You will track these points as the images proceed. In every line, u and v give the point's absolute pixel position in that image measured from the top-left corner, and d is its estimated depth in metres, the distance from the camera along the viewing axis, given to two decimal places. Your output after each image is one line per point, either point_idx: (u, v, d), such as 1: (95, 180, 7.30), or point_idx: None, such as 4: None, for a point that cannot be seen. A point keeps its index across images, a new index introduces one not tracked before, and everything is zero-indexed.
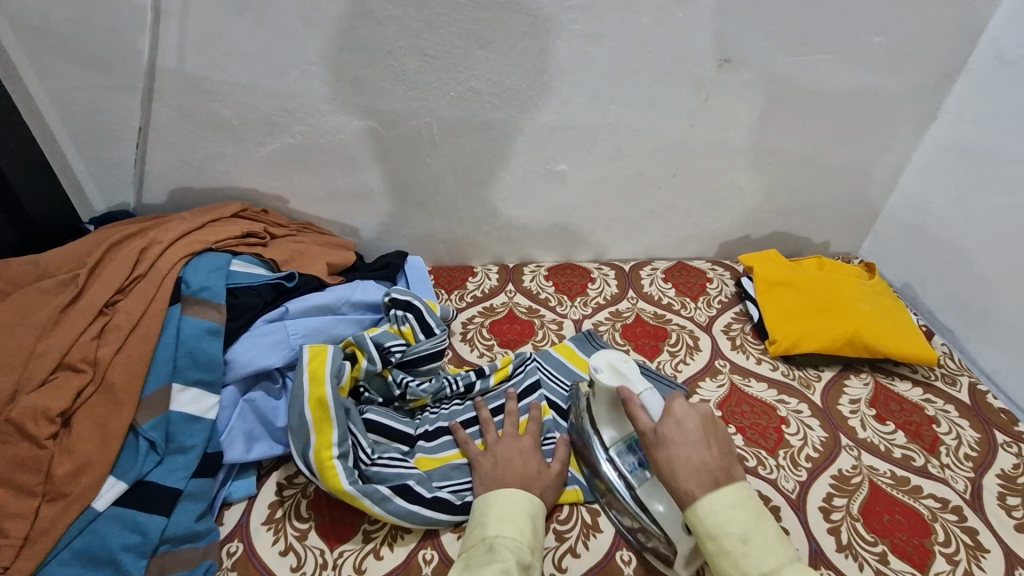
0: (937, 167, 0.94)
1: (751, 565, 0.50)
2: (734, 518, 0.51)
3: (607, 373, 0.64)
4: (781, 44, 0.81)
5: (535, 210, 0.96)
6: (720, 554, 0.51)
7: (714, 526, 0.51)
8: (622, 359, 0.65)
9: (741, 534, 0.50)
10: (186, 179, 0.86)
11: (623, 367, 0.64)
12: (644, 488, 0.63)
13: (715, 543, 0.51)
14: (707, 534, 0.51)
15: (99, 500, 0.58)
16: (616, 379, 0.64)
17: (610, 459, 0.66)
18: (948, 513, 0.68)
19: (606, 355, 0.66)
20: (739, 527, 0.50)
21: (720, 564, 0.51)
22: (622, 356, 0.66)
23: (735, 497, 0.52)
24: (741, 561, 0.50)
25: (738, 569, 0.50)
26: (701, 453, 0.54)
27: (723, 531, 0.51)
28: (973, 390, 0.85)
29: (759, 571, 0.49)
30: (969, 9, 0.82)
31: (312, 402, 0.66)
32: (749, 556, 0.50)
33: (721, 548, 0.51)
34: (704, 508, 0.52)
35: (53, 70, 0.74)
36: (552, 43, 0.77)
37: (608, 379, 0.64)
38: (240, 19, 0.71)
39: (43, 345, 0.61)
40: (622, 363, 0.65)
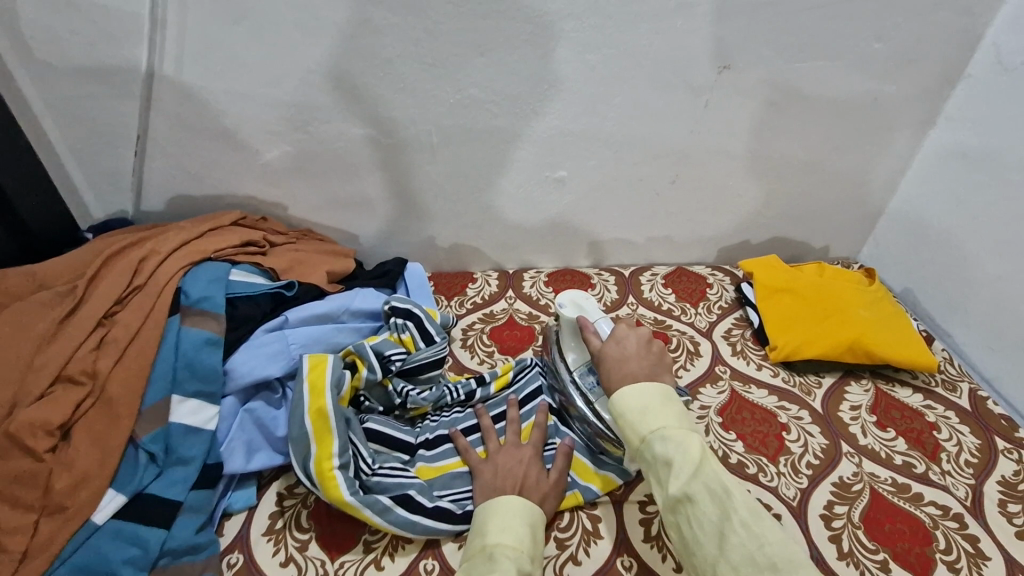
0: (937, 173, 0.94)
1: (642, 423, 0.58)
2: (633, 391, 0.60)
3: (569, 308, 0.75)
4: (780, 51, 0.81)
5: (535, 217, 0.96)
6: (620, 418, 0.60)
7: (617, 397, 0.61)
8: (584, 297, 0.77)
9: (637, 401, 0.59)
10: (185, 188, 0.86)
11: (584, 303, 0.76)
12: (600, 401, 0.71)
13: (619, 410, 0.60)
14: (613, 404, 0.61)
15: (98, 514, 0.58)
16: (577, 311, 0.75)
17: (573, 379, 0.74)
18: (949, 520, 0.68)
19: (570, 294, 0.77)
20: (636, 396, 0.60)
21: (622, 427, 0.60)
22: (584, 295, 0.77)
23: (648, 386, 0.61)
24: (635, 420, 0.58)
25: (632, 429, 0.59)
26: (634, 361, 0.65)
27: (623, 401, 0.60)
28: (973, 396, 0.85)
29: (647, 428, 0.57)
30: (969, 16, 0.82)
31: (313, 412, 0.66)
32: (640, 416, 0.58)
33: (621, 413, 0.60)
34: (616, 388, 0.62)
35: (52, 79, 0.73)
36: (552, 51, 0.77)
37: (571, 312, 0.75)
38: (239, 27, 0.71)
39: (41, 357, 0.61)
40: (583, 300, 0.76)
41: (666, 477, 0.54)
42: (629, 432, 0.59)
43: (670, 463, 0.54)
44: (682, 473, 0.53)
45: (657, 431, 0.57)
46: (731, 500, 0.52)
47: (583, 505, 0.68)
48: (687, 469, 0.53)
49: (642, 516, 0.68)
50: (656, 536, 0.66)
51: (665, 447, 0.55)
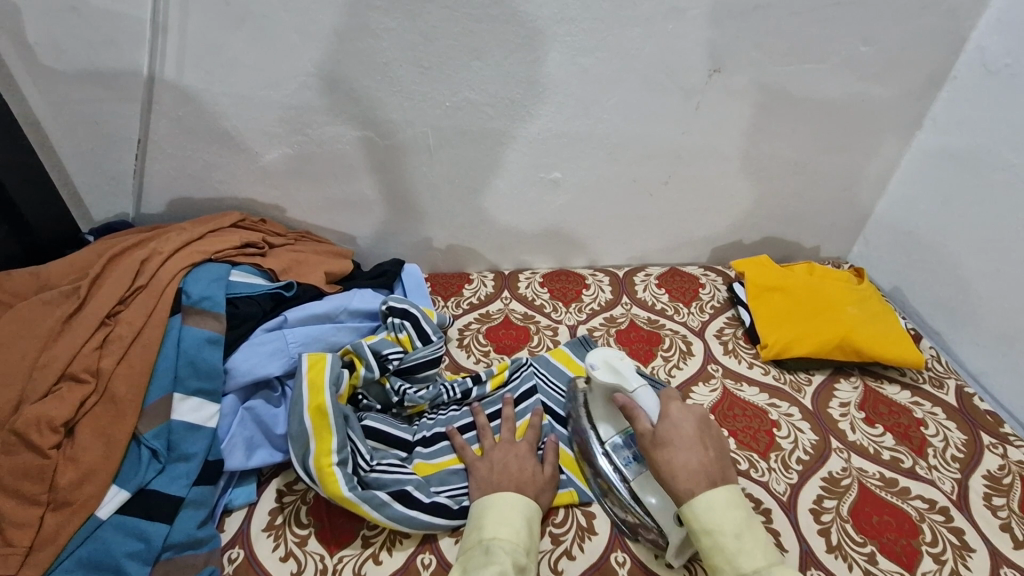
0: (924, 173, 0.96)
1: (744, 562, 0.54)
2: (728, 516, 0.56)
3: (603, 371, 0.69)
4: (769, 54, 0.83)
5: (530, 218, 0.98)
6: (715, 549, 0.55)
7: (710, 523, 0.56)
8: (619, 358, 0.70)
9: (734, 532, 0.55)
10: (186, 190, 0.87)
11: (620, 365, 0.69)
12: (637, 480, 0.66)
13: (711, 540, 0.55)
14: (703, 530, 0.56)
15: (102, 509, 0.59)
16: (611, 376, 0.68)
17: (606, 453, 0.70)
18: (935, 513, 0.70)
19: (602, 354, 0.71)
20: (733, 526, 0.55)
21: (716, 560, 0.55)
22: (618, 355, 0.70)
23: (727, 495, 0.57)
24: (735, 557, 0.54)
25: (731, 565, 0.54)
26: (699, 454, 0.60)
27: (719, 529, 0.55)
28: (960, 392, 0.87)
29: (751, 568, 0.54)
30: (954, 20, 0.83)
31: (311, 409, 0.67)
32: (742, 552, 0.54)
33: (716, 544, 0.55)
34: (699, 501, 0.57)
35: (54, 83, 0.75)
36: (546, 55, 0.78)
37: (604, 377, 0.68)
38: (239, 32, 0.72)
39: (46, 356, 0.62)
40: (618, 361, 0.69)
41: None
42: (728, 569, 0.54)
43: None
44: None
45: (764, 573, 0.53)
46: None
47: (578, 503, 0.70)
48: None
49: None
50: None
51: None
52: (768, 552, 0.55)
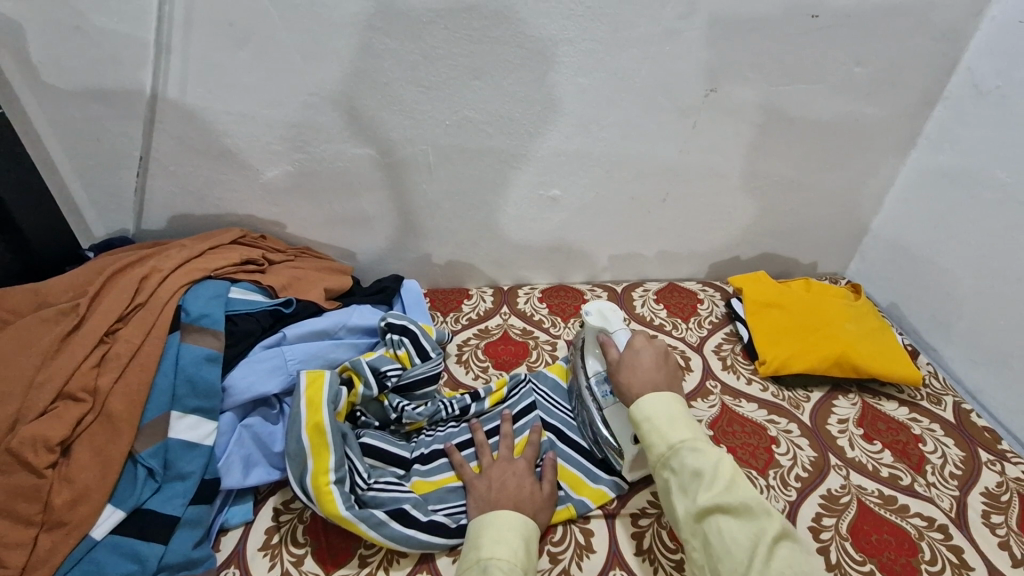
0: (918, 191, 0.97)
1: (673, 435, 0.59)
2: (665, 404, 0.62)
3: (594, 316, 0.76)
4: (765, 75, 0.84)
5: (530, 234, 0.99)
6: (650, 428, 0.61)
7: (647, 406, 0.62)
8: (611, 307, 0.77)
9: (668, 414, 0.61)
10: (186, 207, 0.88)
11: (610, 313, 0.76)
12: (608, 410, 0.73)
13: (647, 420, 0.62)
14: (642, 414, 0.62)
15: (97, 529, 0.59)
16: (600, 322, 0.76)
17: (588, 386, 0.76)
18: (934, 531, 0.70)
19: (598, 303, 0.78)
20: (669, 410, 0.62)
21: (650, 438, 0.61)
22: (611, 305, 0.77)
23: (668, 394, 0.63)
24: (666, 431, 0.60)
25: (662, 439, 0.60)
26: (652, 372, 0.67)
27: (655, 412, 0.62)
28: (957, 409, 0.87)
29: (678, 439, 0.59)
30: (945, 41, 0.85)
31: (310, 427, 0.67)
32: (671, 428, 0.60)
33: (651, 424, 0.61)
34: (643, 396, 0.64)
35: (58, 102, 0.75)
36: (547, 75, 0.79)
37: (594, 321, 0.76)
38: (242, 53, 0.73)
39: (44, 374, 0.62)
40: (610, 310, 0.77)
41: (695, 488, 0.55)
42: (659, 443, 0.60)
43: (700, 473, 0.56)
44: (715, 484, 0.55)
45: (688, 443, 0.58)
46: (762, 515, 0.53)
47: (576, 518, 0.69)
48: (720, 481, 0.55)
49: (635, 529, 0.69)
50: (648, 548, 0.67)
51: (696, 458, 0.57)
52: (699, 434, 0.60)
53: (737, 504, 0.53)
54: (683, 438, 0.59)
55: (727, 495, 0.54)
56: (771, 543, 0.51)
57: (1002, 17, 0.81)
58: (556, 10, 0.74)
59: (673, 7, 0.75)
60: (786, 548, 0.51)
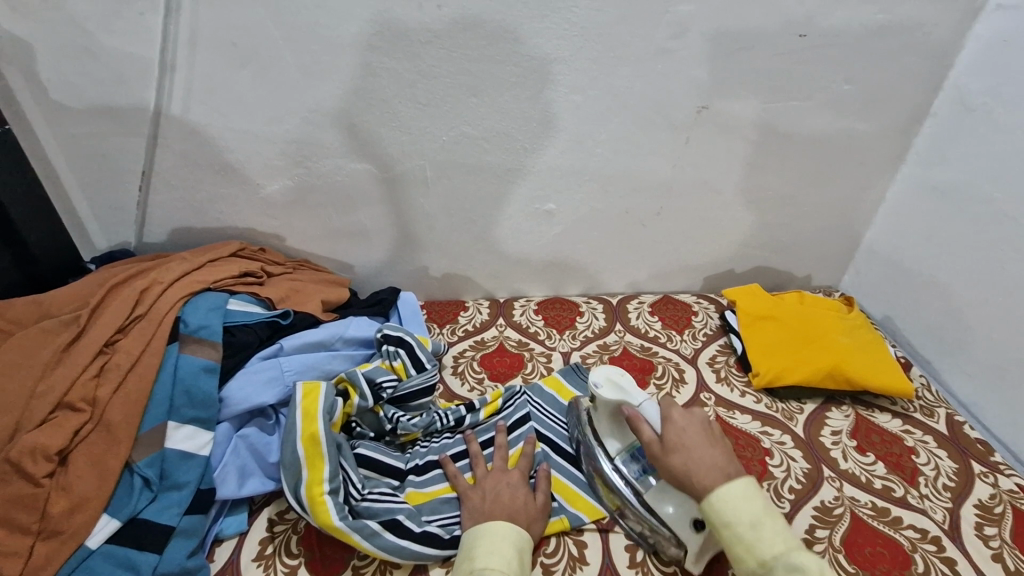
0: (909, 205, 0.99)
1: (763, 549, 0.54)
2: (745, 506, 0.56)
3: (606, 388, 0.69)
4: (756, 92, 0.86)
5: (526, 248, 1.00)
6: (734, 539, 0.56)
7: (726, 514, 0.56)
8: (619, 373, 0.71)
9: (751, 520, 0.55)
10: (187, 221, 0.89)
11: (619, 379, 0.70)
12: (650, 493, 0.67)
13: (729, 531, 0.56)
14: (721, 521, 0.57)
15: (93, 538, 0.59)
16: (614, 393, 0.69)
17: (616, 469, 0.70)
18: (927, 544, 0.70)
19: (604, 371, 0.71)
20: (751, 514, 0.56)
21: (736, 551, 0.55)
22: (618, 370, 0.71)
23: (742, 486, 0.57)
24: (754, 545, 0.54)
25: (751, 554, 0.54)
26: (710, 452, 0.61)
27: (736, 519, 0.56)
28: (950, 421, 0.87)
29: (770, 555, 0.54)
30: (932, 59, 0.87)
31: (305, 437, 0.68)
32: (759, 540, 0.55)
33: (736, 535, 0.55)
34: (715, 495, 0.58)
35: (64, 119, 0.77)
36: (542, 92, 0.81)
37: (609, 394, 0.69)
38: (245, 71, 0.75)
39: (44, 385, 0.63)
40: (619, 377, 0.70)
41: None
42: (749, 559, 0.54)
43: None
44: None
45: (783, 558, 0.53)
46: None
47: (569, 530, 0.70)
48: None
49: (627, 541, 0.69)
50: (641, 560, 0.67)
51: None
52: (789, 538, 0.55)
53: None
54: (776, 553, 0.54)
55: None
56: None
57: (987, 36, 0.83)
58: (551, 30, 0.76)
59: (665, 27, 0.78)
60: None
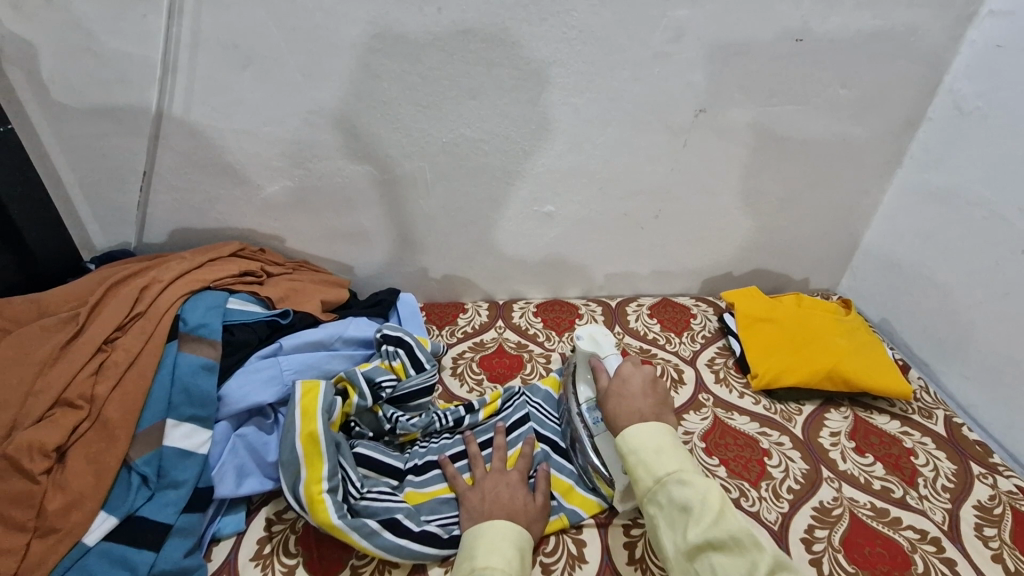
0: (905, 209, 0.99)
1: (658, 468, 0.60)
2: (651, 435, 0.63)
3: (586, 341, 0.79)
4: (753, 95, 0.87)
5: (525, 250, 1.00)
6: (637, 463, 0.61)
7: (634, 440, 0.63)
8: (603, 333, 0.79)
9: (654, 446, 0.62)
10: (187, 221, 0.89)
11: (601, 339, 0.78)
12: (600, 437, 0.72)
13: (634, 455, 0.62)
14: (628, 450, 0.63)
15: (89, 536, 0.59)
16: (591, 346, 0.78)
17: (580, 412, 0.76)
18: (927, 544, 0.70)
19: (590, 327, 0.80)
20: (654, 441, 0.62)
21: (637, 472, 0.61)
22: (602, 330, 0.80)
23: (652, 423, 0.64)
24: (652, 465, 0.60)
25: (648, 473, 0.60)
26: (639, 401, 0.67)
27: (641, 445, 0.62)
28: (948, 422, 0.87)
29: (665, 473, 0.59)
30: (926, 64, 0.88)
31: (304, 436, 0.67)
32: (658, 461, 0.60)
33: (639, 458, 0.61)
34: (627, 429, 0.64)
35: (66, 119, 0.78)
36: (541, 95, 0.82)
37: (586, 346, 0.78)
38: (246, 73, 0.76)
39: (42, 381, 0.63)
40: (601, 335, 0.79)
41: (684, 523, 0.55)
42: (645, 477, 0.60)
43: (689, 508, 0.56)
44: (704, 519, 0.54)
45: (675, 476, 0.58)
46: (752, 546, 0.52)
47: (568, 529, 0.69)
48: (708, 515, 0.54)
49: (626, 539, 0.69)
50: (639, 558, 0.67)
51: (683, 491, 0.57)
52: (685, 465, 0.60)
53: (727, 539, 0.53)
54: (671, 471, 0.59)
55: (715, 529, 0.53)
56: None
57: (981, 42, 0.84)
58: (550, 33, 0.77)
59: (662, 31, 0.79)
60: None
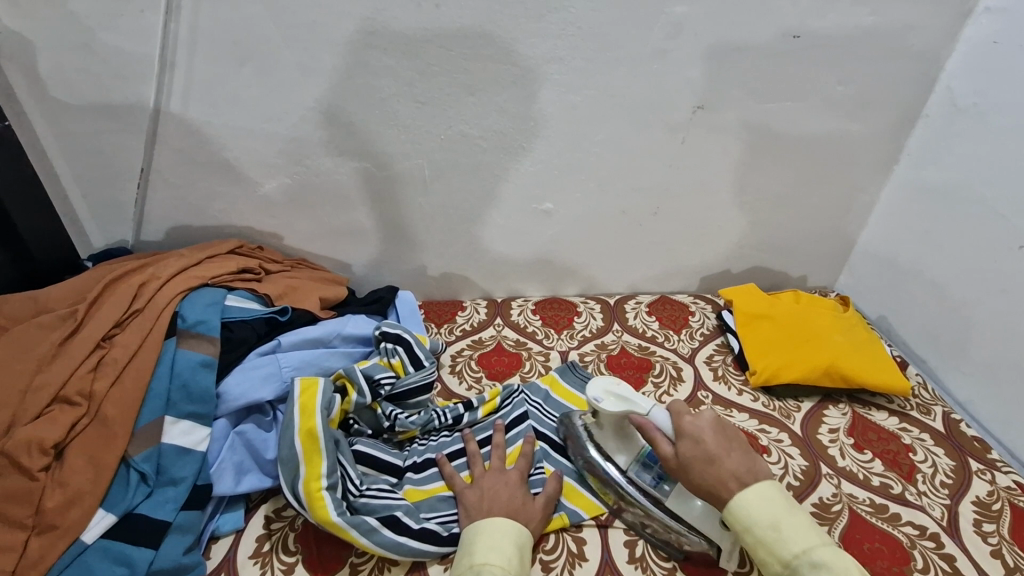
0: (902, 207, 1.00)
1: (785, 549, 0.56)
2: (764, 509, 0.58)
3: (609, 401, 0.69)
4: (750, 92, 0.87)
5: (523, 248, 1.00)
6: (758, 544, 0.57)
7: (749, 520, 0.58)
8: (616, 383, 0.71)
9: (771, 523, 0.57)
10: (184, 219, 0.89)
11: (622, 392, 0.70)
12: (671, 498, 0.67)
13: (752, 535, 0.57)
14: (744, 529, 0.58)
15: (88, 533, 0.59)
16: (621, 405, 0.68)
17: (631, 481, 0.69)
18: (926, 540, 0.70)
19: (601, 384, 0.71)
20: (770, 516, 0.57)
21: (760, 554, 0.57)
22: (614, 381, 0.71)
23: (759, 491, 0.59)
24: (776, 547, 0.56)
25: (775, 556, 0.56)
26: (726, 459, 0.61)
27: (756, 523, 0.57)
28: (947, 419, 0.87)
29: (793, 554, 0.55)
30: (923, 61, 0.88)
31: (302, 432, 0.67)
32: (782, 541, 0.56)
33: (757, 538, 0.57)
34: (734, 503, 0.59)
35: (63, 116, 0.77)
36: (538, 91, 0.82)
37: (614, 408, 0.68)
38: (243, 70, 0.76)
39: (41, 379, 0.63)
40: (619, 388, 0.70)
41: None
42: (772, 560, 0.56)
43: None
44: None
45: (806, 556, 0.55)
46: None
47: (568, 527, 0.69)
48: None
49: (626, 537, 0.69)
50: (639, 557, 0.67)
51: None
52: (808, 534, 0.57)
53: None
54: (798, 550, 0.55)
55: None
56: None
57: (977, 38, 0.85)
58: (547, 30, 0.77)
59: (659, 27, 0.79)
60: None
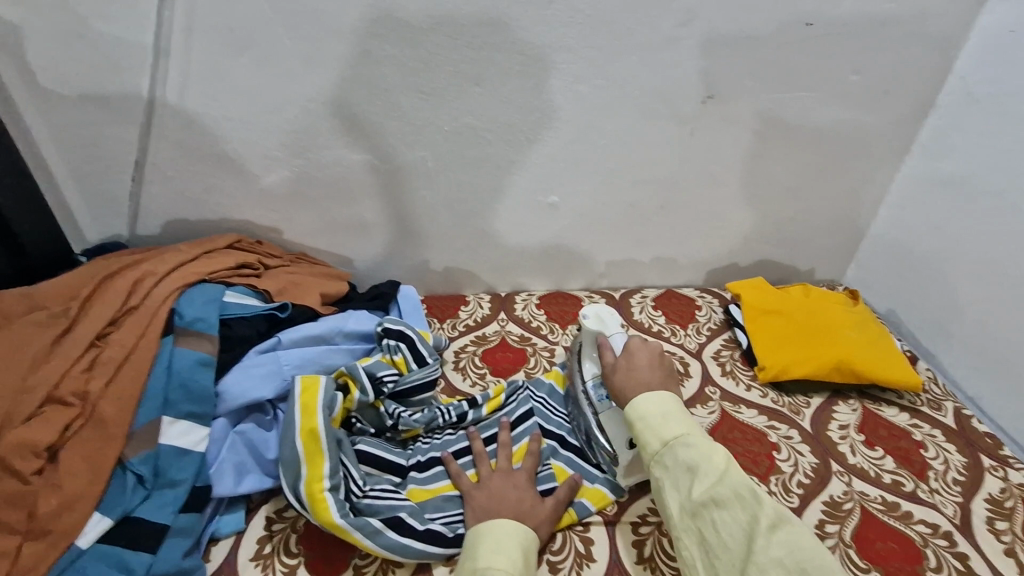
0: (914, 200, 0.98)
1: (665, 431, 0.60)
2: (657, 402, 0.62)
3: (592, 320, 0.76)
4: (762, 82, 0.85)
5: (527, 241, 0.98)
6: (644, 428, 0.61)
7: (642, 405, 0.62)
8: (608, 311, 0.77)
9: (661, 411, 0.61)
10: (181, 212, 0.87)
11: (607, 317, 0.76)
12: (604, 414, 0.72)
13: (642, 421, 0.61)
14: (636, 416, 0.62)
15: (83, 538, 0.57)
16: (596, 325, 0.75)
17: (585, 390, 0.75)
18: (939, 538, 0.69)
19: (595, 307, 0.78)
20: (661, 405, 0.62)
21: (644, 435, 0.61)
22: (608, 309, 0.78)
23: (662, 391, 0.64)
24: (659, 429, 0.60)
25: (656, 437, 0.60)
26: (648, 374, 0.67)
27: (647, 408, 0.62)
28: (958, 415, 0.86)
29: (671, 435, 0.59)
30: (939, 51, 0.86)
31: (304, 432, 0.66)
32: (664, 425, 0.60)
33: (644, 421, 0.61)
34: (635, 395, 0.64)
35: (55, 106, 0.75)
36: (546, 81, 0.80)
37: (591, 324, 0.75)
38: (241, 59, 0.73)
39: (33, 378, 0.61)
40: (607, 314, 0.77)
41: (691, 483, 0.55)
42: (652, 441, 0.60)
43: (695, 468, 0.56)
44: (708, 477, 0.55)
45: (682, 437, 0.58)
46: (755, 504, 0.53)
47: (575, 525, 0.68)
48: (714, 475, 0.55)
49: (635, 537, 0.68)
50: (649, 556, 0.66)
51: (689, 452, 0.57)
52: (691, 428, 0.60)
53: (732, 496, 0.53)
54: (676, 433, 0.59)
55: (724, 487, 0.54)
56: (765, 535, 0.51)
57: (994, 26, 0.83)
58: (556, 17, 0.74)
59: (671, 16, 0.76)
60: (782, 533, 0.51)
